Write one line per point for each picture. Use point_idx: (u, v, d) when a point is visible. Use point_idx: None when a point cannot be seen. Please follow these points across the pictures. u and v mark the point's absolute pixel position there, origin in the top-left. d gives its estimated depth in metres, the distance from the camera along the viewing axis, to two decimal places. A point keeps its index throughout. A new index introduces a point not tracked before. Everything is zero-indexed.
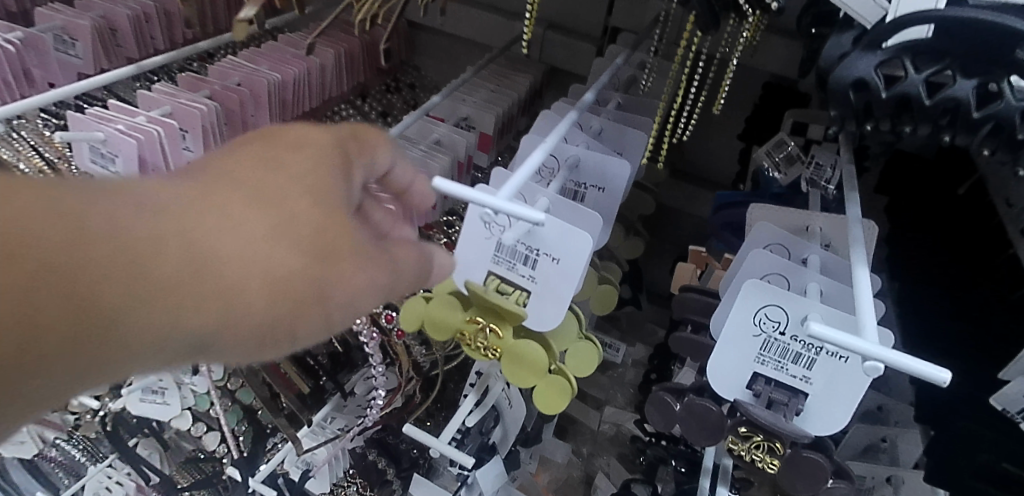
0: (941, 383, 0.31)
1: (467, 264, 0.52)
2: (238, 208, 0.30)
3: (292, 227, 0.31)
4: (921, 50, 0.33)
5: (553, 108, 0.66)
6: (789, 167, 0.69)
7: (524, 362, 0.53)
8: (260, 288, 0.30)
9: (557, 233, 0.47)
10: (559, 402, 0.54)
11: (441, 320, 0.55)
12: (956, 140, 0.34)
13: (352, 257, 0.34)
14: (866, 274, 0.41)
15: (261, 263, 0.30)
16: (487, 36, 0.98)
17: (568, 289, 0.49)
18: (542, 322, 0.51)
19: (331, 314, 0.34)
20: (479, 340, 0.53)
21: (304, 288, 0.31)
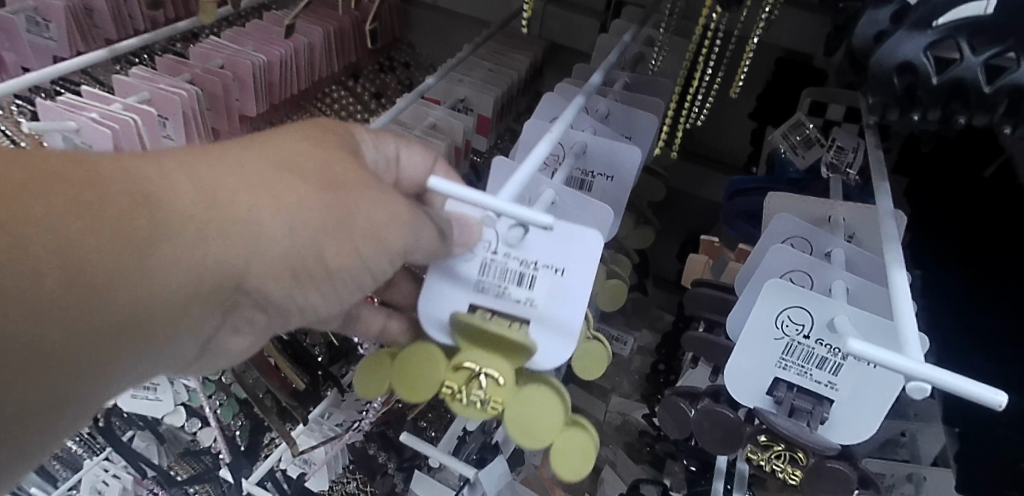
0: (997, 406, 0.28)
1: (445, 305, 0.42)
2: (273, 156, 0.33)
3: (311, 161, 0.33)
4: (979, 29, 0.29)
5: (557, 90, 0.61)
6: (806, 151, 0.65)
7: (531, 414, 0.40)
8: (289, 209, 0.32)
9: (555, 237, 0.40)
10: (585, 460, 0.41)
11: (416, 373, 0.43)
12: (1018, 130, 0.30)
13: (372, 188, 0.35)
14: (902, 275, 0.38)
15: (288, 182, 0.32)
16: (485, 11, 0.92)
17: (578, 308, 0.40)
18: (554, 351, 0.41)
19: (371, 249, 0.35)
20: (470, 393, 0.41)
21: (334, 212, 0.33)
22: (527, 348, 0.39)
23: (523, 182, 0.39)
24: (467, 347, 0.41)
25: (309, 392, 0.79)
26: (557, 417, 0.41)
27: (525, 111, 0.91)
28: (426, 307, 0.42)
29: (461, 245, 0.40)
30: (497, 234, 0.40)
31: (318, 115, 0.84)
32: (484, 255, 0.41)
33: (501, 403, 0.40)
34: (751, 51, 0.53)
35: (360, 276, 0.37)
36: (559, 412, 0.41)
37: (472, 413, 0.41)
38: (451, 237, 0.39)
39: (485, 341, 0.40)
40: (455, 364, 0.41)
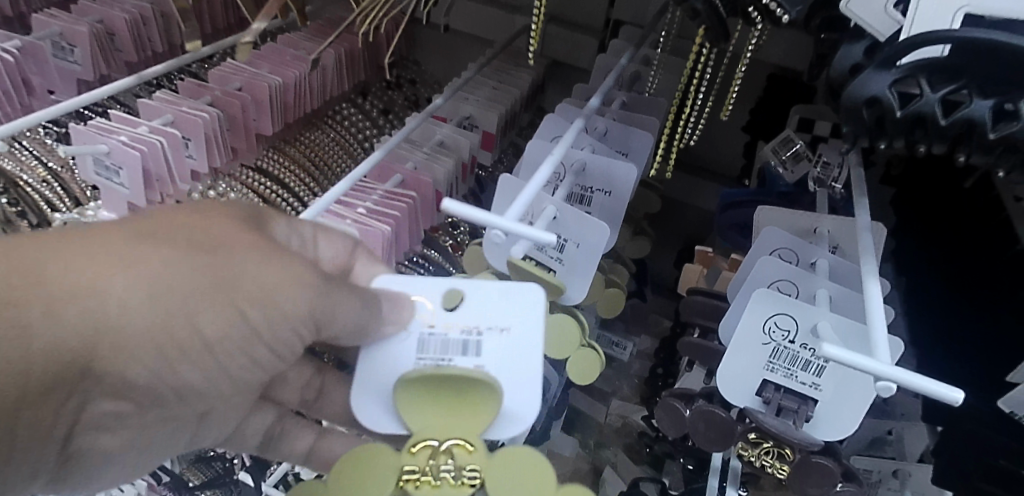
0: (954, 401, 0.32)
1: (380, 391, 0.40)
2: (158, 233, 0.35)
3: (197, 232, 0.36)
4: (937, 70, 0.33)
5: (559, 110, 0.65)
6: (795, 166, 0.69)
7: (515, 470, 0.35)
8: (159, 276, 0.33)
9: (500, 300, 0.41)
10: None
11: (364, 485, 0.35)
12: (973, 158, 0.33)
13: (259, 253, 0.37)
14: (876, 283, 0.42)
15: (161, 253, 0.33)
16: (489, 31, 0.97)
17: (532, 363, 0.39)
18: (525, 414, 0.38)
19: (256, 313, 0.36)
20: (438, 466, 0.35)
21: (211, 276, 0.35)
22: (491, 388, 0.36)
23: (527, 200, 0.43)
24: (425, 424, 0.37)
25: None
26: (547, 478, 0.35)
27: (527, 125, 0.95)
28: (360, 395, 0.40)
29: (392, 323, 0.40)
30: (437, 305, 0.41)
31: (329, 132, 0.88)
32: (425, 326, 0.40)
33: (474, 467, 0.35)
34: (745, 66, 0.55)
35: (250, 341, 0.38)
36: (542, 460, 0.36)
37: (448, 494, 0.34)
38: (379, 310, 0.39)
39: (438, 402, 0.37)
40: (410, 445, 0.36)
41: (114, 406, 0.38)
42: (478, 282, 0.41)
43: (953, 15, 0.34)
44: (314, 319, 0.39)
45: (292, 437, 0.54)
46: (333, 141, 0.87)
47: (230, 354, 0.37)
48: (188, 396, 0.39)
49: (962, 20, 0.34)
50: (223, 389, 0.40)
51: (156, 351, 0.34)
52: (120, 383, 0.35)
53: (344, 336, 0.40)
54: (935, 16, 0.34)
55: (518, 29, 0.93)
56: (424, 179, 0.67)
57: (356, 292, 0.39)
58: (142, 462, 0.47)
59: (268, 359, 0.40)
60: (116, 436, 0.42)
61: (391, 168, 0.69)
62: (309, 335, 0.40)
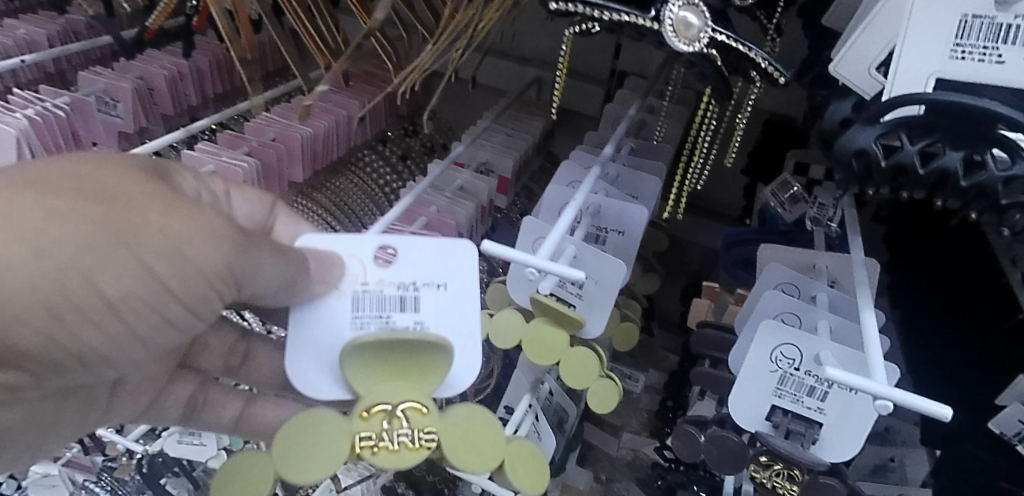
0: (944, 418, 0.36)
1: (315, 354, 0.40)
2: (37, 182, 0.31)
3: (86, 180, 0.33)
4: (915, 126, 0.38)
5: (573, 157, 0.71)
6: (792, 206, 0.73)
7: (472, 433, 0.38)
8: (38, 230, 0.30)
9: (434, 256, 0.42)
10: (540, 466, 0.40)
11: (321, 446, 0.36)
12: (949, 202, 0.38)
13: (165, 203, 0.34)
14: (872, 314, 0.46)
15: (41, 201, 0.30)
16: (502, 82, 1.03)
17: (469, 313, 0.42)
18: (465, 376, 0.42)
19: (168, 268, 0.33)
20: (395, 431, 0.36)
21: (108, 229, 0.31)
22: (436, 356, 0.37)
23: (555, 242, 0.49)
24: (368, 390, 0.37)
25: None
26: (493, 428, 0.39)
27: (539, 170, 1.00)
28: (296, 361, 0.40)
29: (322, 283, 0.40)
30: (370, 264, 0.42)
31: (352, 178, 0.93)
32: (356, 286, 0.41)
33: (431, 428, 0.37)
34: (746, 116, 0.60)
35: (162, 298, 0.35)
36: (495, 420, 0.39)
37: (407, 457, 0.36)
38: (309, 270, 0.40)
39: (384, 370, 0.38)
40: (363, 411, 0.37)
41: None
42: (411, 240, 0.42)
43: (925, 80, 0.39)
44: (236, 277, 0.37)
45: (215, 404, 0.56)
46: (356, 187, 0.92)
47: (135, 316, 0.34)
48: (94, 362, 0.36)
49: (934, 85, 0.39)
50: (134, 355, 0.38)
51: (44, 313, 0.31)
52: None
53: (269, 295, 0.39)
54: (911, 79, 0.39)
55: (530, 80, 0.99)
56: (447, 221, 0.72)
57: (275, 250, 0.38)
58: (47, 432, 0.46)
59: (184, 320, 0.38)
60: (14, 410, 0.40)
61: (417, 212, 0.72)
62: (231, 295, 0.38)
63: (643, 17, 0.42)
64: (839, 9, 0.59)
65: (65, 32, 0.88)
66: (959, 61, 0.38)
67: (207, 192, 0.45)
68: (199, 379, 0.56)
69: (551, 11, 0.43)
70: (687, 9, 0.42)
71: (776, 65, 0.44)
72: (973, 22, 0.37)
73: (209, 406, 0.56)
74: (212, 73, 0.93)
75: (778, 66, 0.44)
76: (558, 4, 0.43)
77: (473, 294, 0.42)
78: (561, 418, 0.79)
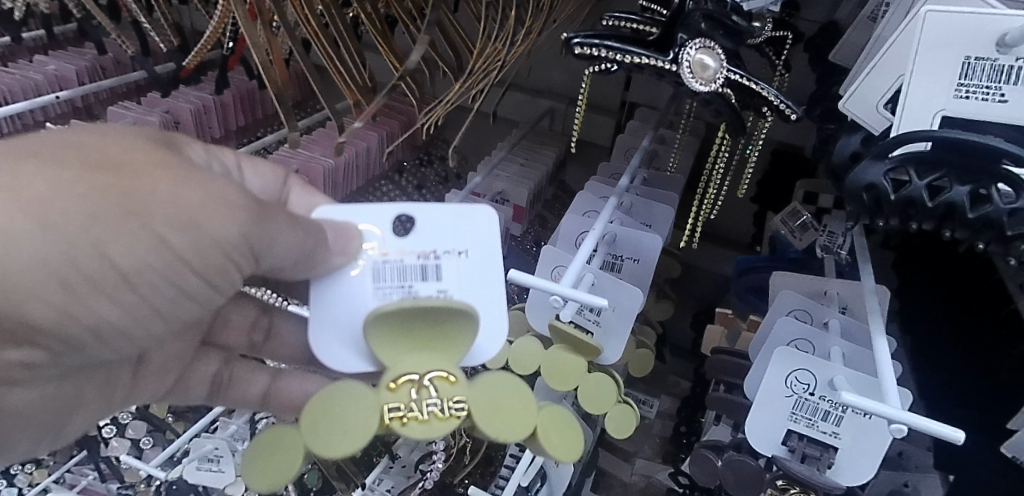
0: (957, 441, 0.37)
1: (338, 326, 0.41)
2: (47, 154, 0.33)
3: (93, 151, 0.34)
4: (921, 161, 0.39)
5: (588, 188, 0.73)
6: (803, 235, 0.76)
7: (500, 401, 0.37)
8: (47, 203, 0.32)
9: (453, 225, 0.43)
10: (576, 435, 0.39)
11: (349, 419, 0.35)
12: (957, 233, 0.39)
13: (174, 172, 0.36)
14: (883, 340, 0.47)
15: (49, 175, 0.32)
16: (517, 114, 1.07)
17: (493, 280, 0.42)
18: (489, 345, 0.41)
19: (180, 237, 0.36)
20: (423, 401, 0.35)
21: (118, 199, 0.33)
22: (460, 324, 0.37)
23: (576, 271, 0.51)
24: (395, 361, 0.37)
25: (363, 458, 0.89)
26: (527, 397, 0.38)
27: (553, 198, 1.02)
28: (321, 335, 0.41)
29: (341, 254, 0.40)
30: (388, 234, 0.42)
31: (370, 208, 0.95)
32: (376, 256, 0.41)
33: (461, 398, 0.36)
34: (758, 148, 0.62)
35: (176, 267, 0.37)
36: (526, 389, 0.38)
37: (437, 428, 0.35)
38: (327, 242, 0.40)
39: (409, 339, 0.37)
40: (390, 382, 0.36)
41: (19, 355, 0.37)
42: (429, 209, 0.43)
43: (932, 117, 0.40)
44: (250, 246, 0.39)
45: (241, 380, 0.59)
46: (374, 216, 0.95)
47: (152, 284, 0.37)
48: (110, 334, 0.39)
49: (940, 122, 0.40)
50: (151, 326, 0.41)
51: (58, 285, 0.34)
52: (15, 328, 0.34)
53: (286, 268, 0.40)
54: (918, 116, 0.41)
55: (544, 112, 1.03)
56: None
57: (291, 219, 0.40)
58: (60, 421, 0.48)
59: (198, 289, 0.40)
60: (28, 391, 0.42)
61: None
62: (246, 267, 0.40)
63: (661, 59, 0.44)
64: (846, 45, 0.61)
65: (94, 67, 0.85)
66: (963, 100, 0.39)
67: (218, 162, 0.46)
68: (224, 356, 0.60)
69: (573, 54, 0.45)
70: (703, 52, 0.44)
71: (787, 102, 0.46)
72: (975, 64, 0.38)
73: (237, 382, 0.59)
74: (238, 109, 0.88)
75: (789, 103, 0.46)
76: (582, 48, 0.45)
77: (494, 261, 0.43)
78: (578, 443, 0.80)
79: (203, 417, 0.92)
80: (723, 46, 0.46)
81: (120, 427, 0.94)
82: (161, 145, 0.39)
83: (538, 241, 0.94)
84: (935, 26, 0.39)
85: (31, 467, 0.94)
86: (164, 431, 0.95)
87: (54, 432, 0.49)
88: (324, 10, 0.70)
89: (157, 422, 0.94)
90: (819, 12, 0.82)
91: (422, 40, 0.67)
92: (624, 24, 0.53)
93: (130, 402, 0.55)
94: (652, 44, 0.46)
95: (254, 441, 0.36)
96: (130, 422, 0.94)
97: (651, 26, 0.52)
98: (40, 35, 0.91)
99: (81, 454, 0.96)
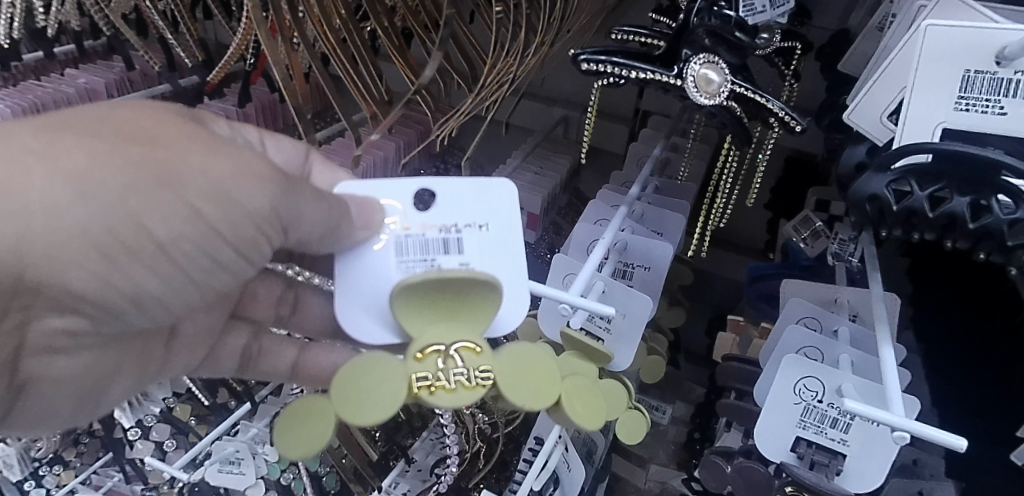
0: (960, 448, 0.39)
1: (363, 298, 0.42)
2: (85, 128, 0.36)
3: (128, 127, 0.37)
4: (923, 173, 0.40)
5: (600, 196, 0.74)
6: (814, 241, 0.77)
7: (523, 370, 0.38)
8: (85, 173, 0.35)
9: (472, 198, 0.43)
10: (594, 400, 0.42)
11: (376, 390, 0.37)
12: (959, 243, 0.40)
13: (202, 145, 0.38)
14: (890, 348, 0.48)
15: (85, 146, 0.35)
16: (532, 123, 1.08)
17: (513, 254, 0.43)
18: (511, 318, 0.43)
19: (212, 207, 0.38)
20: (450, 370, 0.37)
21: (152, 171, 0.36)
22: (483, 293, 0.38)
23: (586, 279, 0.53)
24: (423, 330, 0.38)
25: (380, 462, 0.90)
26: (550, 364, 0.39)
27: (567, 206, 1.03)
28: (347, 308, 0.41)
29: (365, 228, 0.41)
30: (410, 208, 0.43)
31: None
32: (399, 229, 0.42)
33: (486, 367, 0.37)
34: (767, 157, 0.63)
35: (211, 239, 0.40)
36: (549, 360, 0.39)
37: (465, 395, 0.36)
38: (351, 216, 0.41)
39: (435, 311, 0.39)
40: (417, 352, 0.38)
41: (63, 323, 0.42)
42: (448, 182, 0.43)
43: (933, 129, 0.41)
44: (279, 218, 0.40)
45: (267, 356, 0.62)
46: None
47: (188, 254, 0.40)
48: (149, 303, 0.43)
49: (941, 134, 0.41)
50: (189, 297, 0.45)
51: (95, 252, 0.37)
52: (60, 296, 0.39)
53: (313, 242, 0.41)
54: (919, 128, 0.41)
55: (559, 120, 1.04)
56: None
57: (317, 192, 0.41)
58: (99, 389, 0.53)
59: (233, 261, 0.43)
60: (71, 360, 0.48)
61: None
62: (276, 239, 0.42)
63: (667, 74, 0.46)
64: (855, 54, 0.62)
65: (122, 80, 0.86)
66: (964, 112, 0.40)
67: (243, 137, 0.49)
68: (252, 329, 0.63)
69: (579, 69, 0.47)
70: (707, 66, 0.45)
71: (792, 114, 0.46)
72: (975, 77, 0.39)
73: (264, 356, 0.62)
74: (261, 121, 0.86)
75: (794, 115, 0.46)
76: (588, 64, 0.46)
77: (514, 234, 0.43)
78: (591, 447, 0.83)
79: (224, 420, 0.95)
80: (728, 61, 0.46)
81: (145, 429, 0.96)
82: (189, 120, 0.41)
83: (551, 248, 0.95)
84: (936, 40, 0.39)
85: (59, 468, 0.98)
86: (188, 434, 0.97)
87: (93, 401, 0.54)
88: (342, 25, 0.72)
89: (180, 425, 0.97)
90: (831, 19, 0.83)
91: (436, 54, 0.68)
92: (632, 38, 0.54)
93: (164, 374, 0.59)
94: (657, 59, 0.47)
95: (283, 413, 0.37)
96: (154, 425, 0.96)
97: (659, 39, 0.53)
98: (71, 49, 0.92)
99: (107, 457, 0.99)
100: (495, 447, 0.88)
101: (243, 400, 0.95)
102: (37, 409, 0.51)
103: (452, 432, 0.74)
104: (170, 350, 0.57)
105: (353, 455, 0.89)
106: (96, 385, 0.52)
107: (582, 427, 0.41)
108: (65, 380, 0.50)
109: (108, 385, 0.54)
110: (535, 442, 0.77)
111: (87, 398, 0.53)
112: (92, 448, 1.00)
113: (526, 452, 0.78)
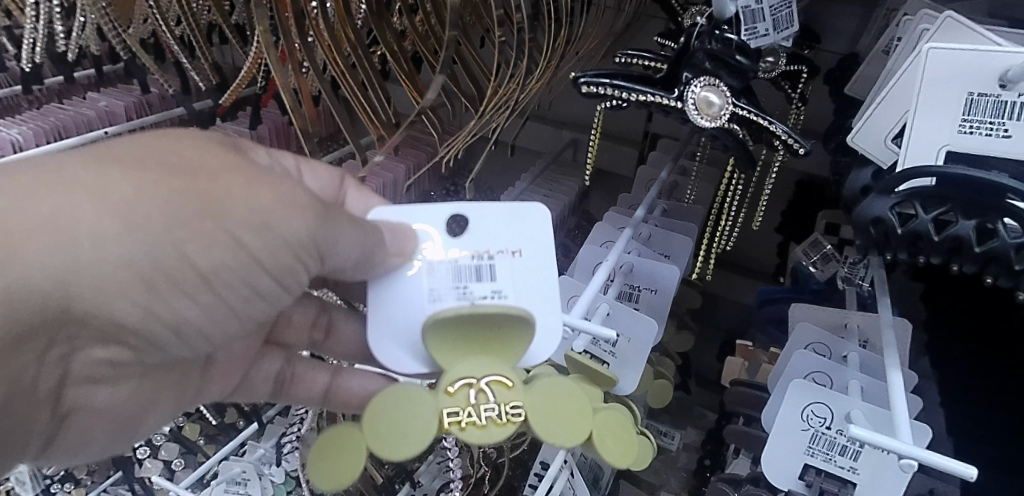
0: (968, 477, 0.38)
1: (394, 327, 0.42)
2: (133, 160, 0.36)
3: (173, 155, 0.38)
4: (927, 196, 0.39)
5: (608, 219, 0.74)
6: (825, 265, 0.76)
7: (556, 407, 0.38)
8: (133, 204, 0.35)
9: (506, 221, 0.43)
10: (627, 438, 0.41)
11: (410, 421, 0.37)
12: (965, 267, 0.39)
13: (244, 174, 0.38)
14: (897, 376, 0.47)
15: (132, 178, 0.35)
16: (543, 145, 1.10)
17: (549, 282, 0.42)
18: (543, 350, 0.43)
19: (254, 238, 0.39)
20: (480, 406, 0.37)
21: (198, 202, 0.36)
22: (518, 329, 0.38)
23: (588, 302, 0.53)
24: (453, 364, 0.38)
25: (384, 484, 0.89)
26: (582, 401, 0.39)
27: (577, 228, 1.03)
28: (379, 337, 0.42)
29: (397, 255, 0.41)
30: (443, 234, 0.42)
31: None
32: (432, 254, 0.42)
33: (517, 404, 0.37)
34: (773, 180, 0.61)
35: (251, 269, 0.41)
36: (579, 392, 0.39)
37: (496, 431, 0.37)
38: (385, 244, 0.40)
39: (466, 345, 0.38)
40: (448, 386, 0.38)
41: (106, 353, 0.43)
42: (482, 207, 0.43)
43: (936, 152, 0.41)
44: (316, 246, 0.41)
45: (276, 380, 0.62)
46: None
47: (230, 284, 0.41)
48: (189, 333, 0.44)
49: (945, 156, 0.41)
50: (228, 325, 0.45)
51: (141, 284, 0.38)
52: (106, 327, 0.40)
53: (347, 269, 0.42)
54: (922, 152, 0.41)
55: (567, 142, 1.06)
56: None
57: (353, 220, 0.41)
58: (135, 420, 0.54)
59: (271, 290, 0.44)
60: (114, 389, 0.49)
61: None
62: (313, 267, 0.43)
63: (668, 97, 0.46)
64: (861, 78, 0.62)
65: (141, 104, 0.88)
66: (967, 135, 0.40)
67: (281, 164, 0.49)
68: (286, 355, 0.64)
69: (581, 92, 0.47)
70: (708, 89, 0.46)
71: (795, 136, 0.46)
72: (979, 100, 0.39)
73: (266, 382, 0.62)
74: (274, 142, 0.88)
75: (796, 137, 0.46)
76: (589, 87, 0.46)
77: (548, 262, 0.43)
78: (597, 474, 0.82)
79: (232, 439, 0.95)
80: (730, 83, 0.47)
81: (154, 448, 0.96)
82: (230, 145, 0.41)
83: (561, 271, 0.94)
84: (938, 63, 0.39)
85: (70, 486, 0.97)
86: (196, 454, 0.98)
87: (129, 433, 0.54)
88: (352, 52, 0.74)
89: (189, 445, 0.97)
90: (839, 44, 0.83)
91: (438, 76, 0.69)
92: (637, 62, 0.54)
93: (197, 402, 0.59)
94: (659, 82, 0.47)
95: (315, 443, 0.38)
96: (162, 444, 0.96)
97: (662, 63, 0.53)
98: (90, 74, 0.94)
99: (117, 475, 0.98)
100: (502, 472, 0.87)
101: (252, 420, 0.95)
102: (77, 441, 0.51)
103: (456, 456, 0.73)
104: (206, 377, 0.58)
105: (356, 477, 0.87)
106: (132, 415, 0.53)
107: (612, 465, 0.40)
108: (104, 409, 0.50)
109: (147, 413, 0.54)
110: (541, 467, 0.76)
111: (123, 429, 0.54)
112: (102, 467, 0.99)
113: (532, 477, 0.76)
